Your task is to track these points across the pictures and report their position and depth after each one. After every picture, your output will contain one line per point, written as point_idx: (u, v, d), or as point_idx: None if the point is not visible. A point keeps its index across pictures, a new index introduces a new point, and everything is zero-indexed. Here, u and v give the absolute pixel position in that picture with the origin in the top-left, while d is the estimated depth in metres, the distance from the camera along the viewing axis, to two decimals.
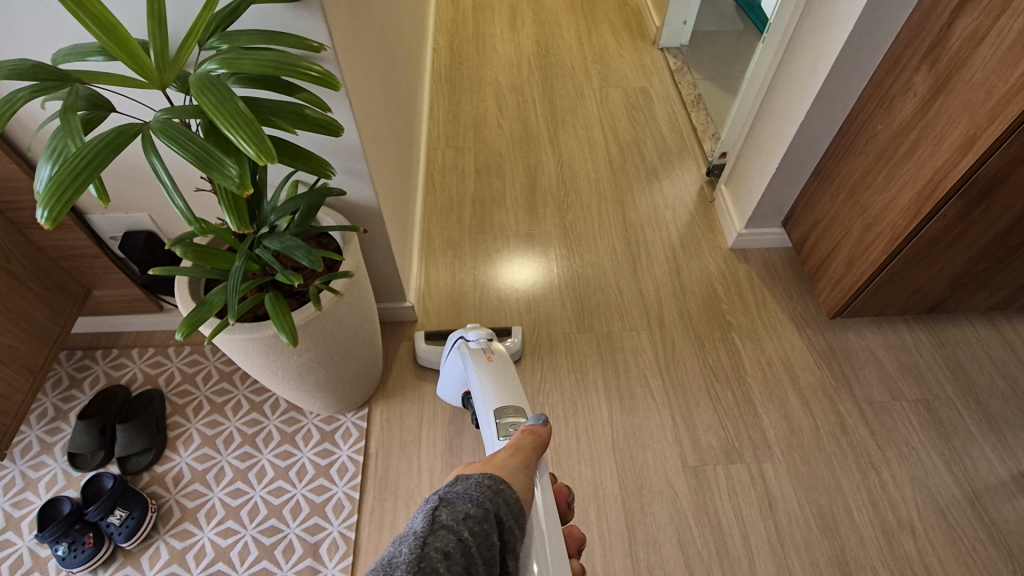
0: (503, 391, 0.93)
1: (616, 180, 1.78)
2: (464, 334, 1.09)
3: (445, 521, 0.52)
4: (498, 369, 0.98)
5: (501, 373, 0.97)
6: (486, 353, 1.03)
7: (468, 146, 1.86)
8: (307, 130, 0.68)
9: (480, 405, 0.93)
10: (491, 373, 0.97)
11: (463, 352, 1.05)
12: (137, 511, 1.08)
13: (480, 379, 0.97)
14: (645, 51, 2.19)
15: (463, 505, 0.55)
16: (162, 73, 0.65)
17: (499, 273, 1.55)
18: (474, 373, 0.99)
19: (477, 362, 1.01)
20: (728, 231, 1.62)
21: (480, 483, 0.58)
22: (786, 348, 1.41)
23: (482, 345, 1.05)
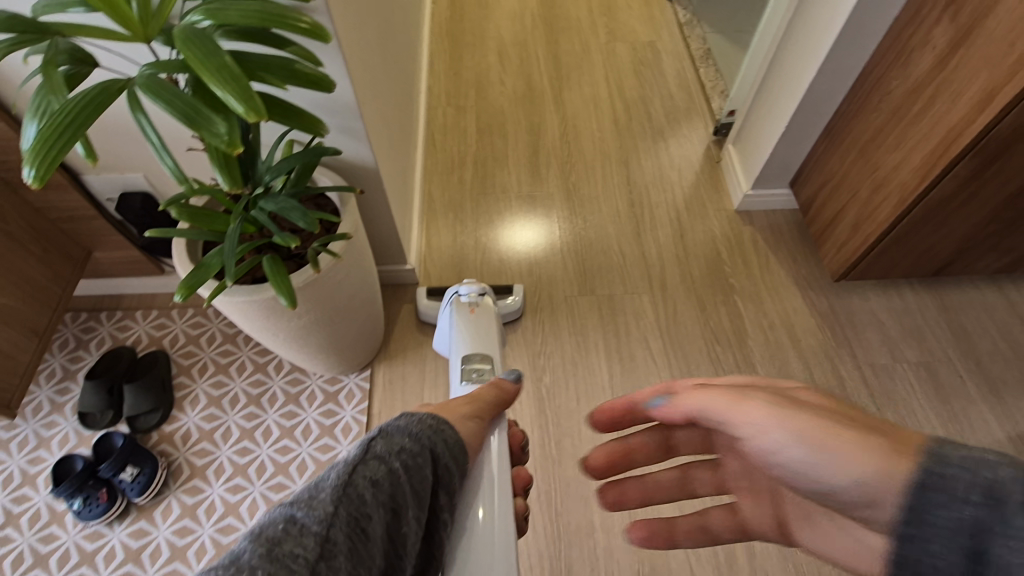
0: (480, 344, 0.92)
1: (621, 139, 1.74)
2: (459, 289, 1.09)
3: (378, 452, 0.47)
4: (479, 324, 0.98)
5: (479, 328, 0.96)
6: (469, 310, 1.03)
7: (470, 104, 1.81)
8: (299, 87, 0.65)
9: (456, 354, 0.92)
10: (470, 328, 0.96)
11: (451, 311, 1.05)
12: (148, 468, 1.11)
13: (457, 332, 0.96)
14: (654, 3, 2.10)
15: (400, 437, 0.50)
16: (146, 25, 0.62)
17: (501, 236, 1.54)
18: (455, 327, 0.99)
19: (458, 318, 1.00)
20: (734, 192, 1.59)
21: (421, 419, 0.53)
22: (789, 311, 1.40)
23: (467, 303, 1.05)
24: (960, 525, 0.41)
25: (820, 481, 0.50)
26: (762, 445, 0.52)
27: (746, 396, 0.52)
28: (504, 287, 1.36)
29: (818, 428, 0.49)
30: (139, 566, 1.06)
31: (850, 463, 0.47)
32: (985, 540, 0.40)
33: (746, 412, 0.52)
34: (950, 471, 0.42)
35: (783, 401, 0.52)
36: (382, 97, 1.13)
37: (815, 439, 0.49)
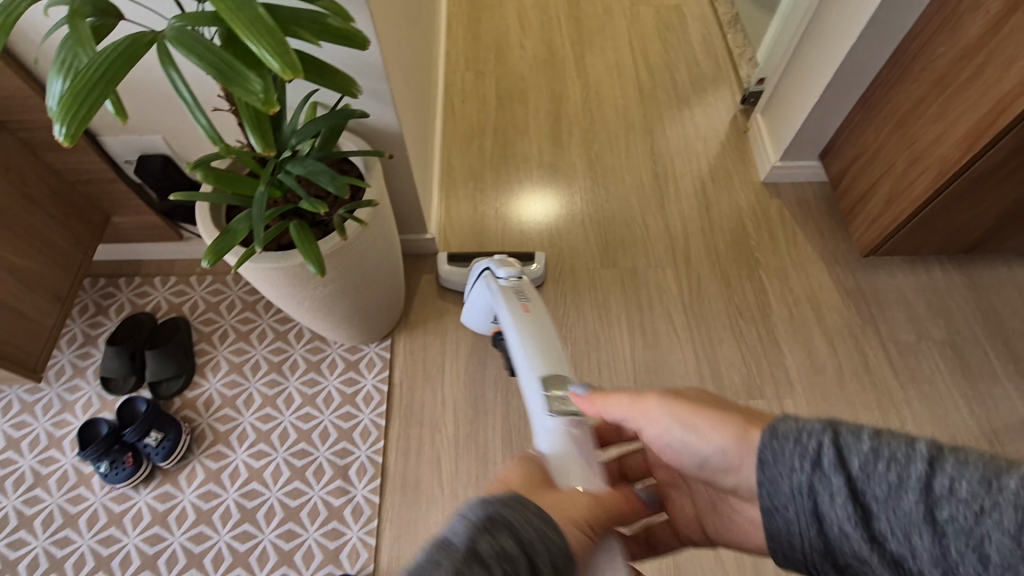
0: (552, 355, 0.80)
1: (645, 107, 1.69)
2: (493, 268, 1.05)
3: (482, 552, 0.41)
4: (538, 325, 0.88)
5: (541, 333, 0.86)
6: (522, 310, 0.93)
7: (489, 69, 1.76)
8: (332, 43, 0.62)
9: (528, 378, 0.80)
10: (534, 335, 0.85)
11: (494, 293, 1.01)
12: (172, 434, 1.12)
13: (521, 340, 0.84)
14: None
15: (507, 535, 0.43)
16: None
17: (522, 206, 1.50)
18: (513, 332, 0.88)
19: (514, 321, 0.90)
20: (761, 164, 1.54)
21: (527, 515, 0.46)
22: (815, 287, 1.38)
23: (516, 301, 0.96)
24: (799, 488, 0.50)
25: (697, 452, 0.62)
26: (652, 432, 0.65)
27: (645, 397, 0.63)
28: (526, 258, 1.34)
29: (694, 415, 0.61)
30: (166, 528, 1.07)
31: (708, 436, 0.60)
32: (815, 498, 0.49)
33: (640, 410, 0.64)
34: (783, 445, 0.51)
35: (671, 396, 0.63)
36: (405, 59, 1.09)
37: (692, 423, 0.62)
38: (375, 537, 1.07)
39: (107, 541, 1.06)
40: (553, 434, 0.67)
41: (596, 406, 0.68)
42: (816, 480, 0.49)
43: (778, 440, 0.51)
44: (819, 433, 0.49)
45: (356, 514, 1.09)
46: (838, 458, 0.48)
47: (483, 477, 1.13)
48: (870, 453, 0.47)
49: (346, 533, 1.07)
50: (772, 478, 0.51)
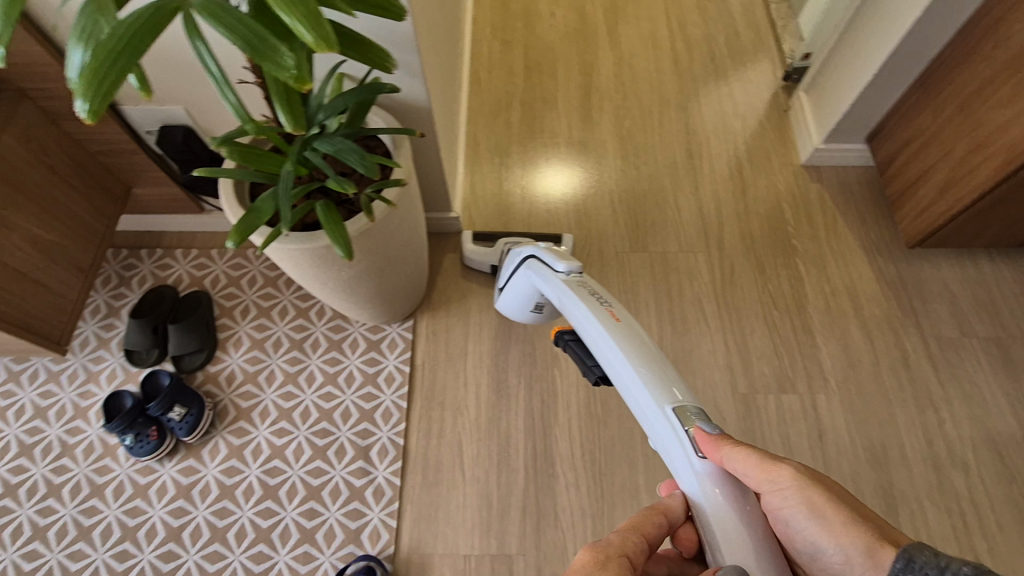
0: (661, 367, 0.73)
1: (681, 81, 1.61)
2: (556, 265, 0.97)
3: None
4: (631, 329, 0.78)
5: (636, 338, 0.77)
6: (607, 309, 0.83)
7: (517, 38, 1.68)
8: (367, 12, 0.57)
9: (636, 399, 0.73)
10: (631, 341, 0.76)
11: (558, 288, 0.94)
12: (195, 409, 1.12)
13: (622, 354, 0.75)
14: None
15: None
16: None
17: (549, 185, 1.45)
18: (606, 341, 0.78)
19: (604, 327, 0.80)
20: (803, 146, 1.47)
21: None
22: (854, 277, 1.32)
23: (597, 301, 0.86)
24: None
25: (814, 543, 0.63)
26: (772, 500, 0.64)
27: (781, 467, 0.61)
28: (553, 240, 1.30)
29: (827, 504, 0.62)
30: (190, 502, 1.08)
31: (835, 528, 0.62)
32: None
33: (772, 479, 0.62)
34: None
35: (807, 478, 0.63)
36: (434, 27, 1.03)
37: (821, 511, 0.62)
38: (397, 519, 1.07)
39: (133, 512, 1.07)
40: (705, 481, 0.63)
41: (718, 453, 0.63)
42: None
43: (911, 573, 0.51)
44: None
45: (378, 496, 1.08)
46: None
47: (505, 463, 1.12)
48: None
49: (367, 514, 1.07)
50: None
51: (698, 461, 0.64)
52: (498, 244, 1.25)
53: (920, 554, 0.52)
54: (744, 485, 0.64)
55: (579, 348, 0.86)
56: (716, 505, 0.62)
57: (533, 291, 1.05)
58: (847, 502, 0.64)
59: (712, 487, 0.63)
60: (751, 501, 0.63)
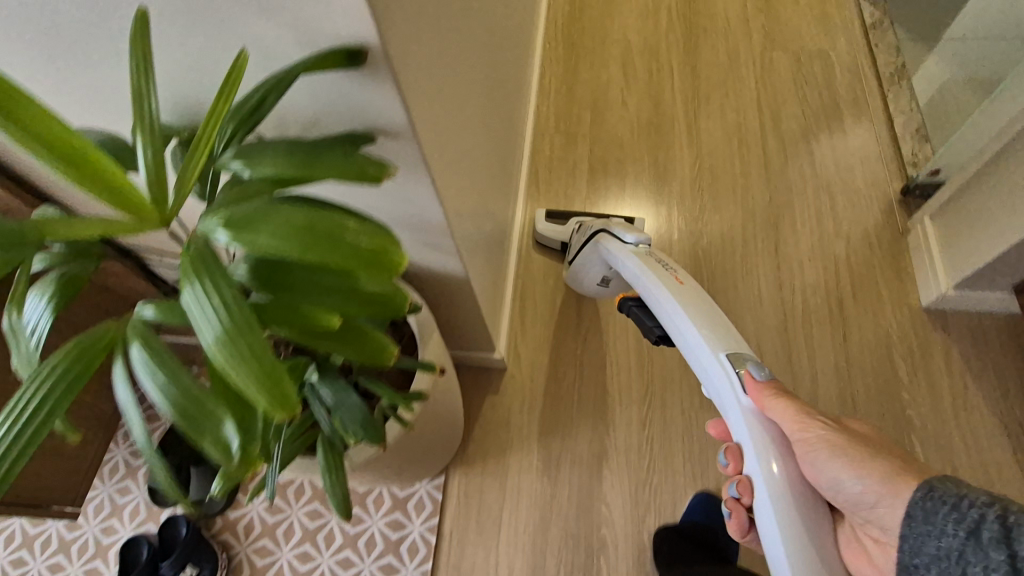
0: (722, 323, 0.82)
1: (771, 188, 1.38)
2: (623, 236, 1.04)
3: None
4: (695, 294, 0.86)
5: (698, 299, 0.86)
6: (675, 276, 0.91)
7: (583, 130, 1.53)
8: (366, 313, 0.44)
9: (693, 352, 0.82)
10: (696, 301, 0.85)
11: (621, 256, 1.01)
12: (207, 570, 1.04)
13: (683, 311, 0.84)
14: None
15: None
16: (161, 210, 0.45)
17: (609, 314, 1.28)
18: (667, 301, 0.87)
19: (668, 288, 0.88)
20: (925, 285, 1.20)
21: None
22: (989, 470, 1.06)
23: (663, 268, 0.94)
24: (947, 552, 0.59)
25: (842, 485, 0.69)
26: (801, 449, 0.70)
27: (814, 420, 0.68)
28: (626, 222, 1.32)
29: (852, 451, 0.69)
30: None
31: (863, 469, 0.69)
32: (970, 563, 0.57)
33: (803, 426, 0.69)
34: (941, 507, 0.61)
35: (835, 431, 0.70)
36: (478, 181, 0.89)
37: (850, 460, 0.69)
38: None
39: None
40: (749, 420, 0.73)
41: (761, 400, 0.72)
42: (967, 548, 0.57)
43: (932, 501, 0.62)
44: (982, 507, 0.57)
45: None
46: (1001, 534, 0.54)
47: None
48: (955, 503, 0.60)
49: None
50: (919, 535, 0.62)
51: (744, 399, 0.74)
52: (569, 222, 1.31)
53: (941, 486, 0.63)
54: (778, 430, 0.72)
55: (640, 313, 0.96)
56: (757, 440, 0.72)
57: (601, 263, 1.12)
58: (879, 450, 0.71)
59: (753, 425, 0.73)
60: (787, 447, 0.71)
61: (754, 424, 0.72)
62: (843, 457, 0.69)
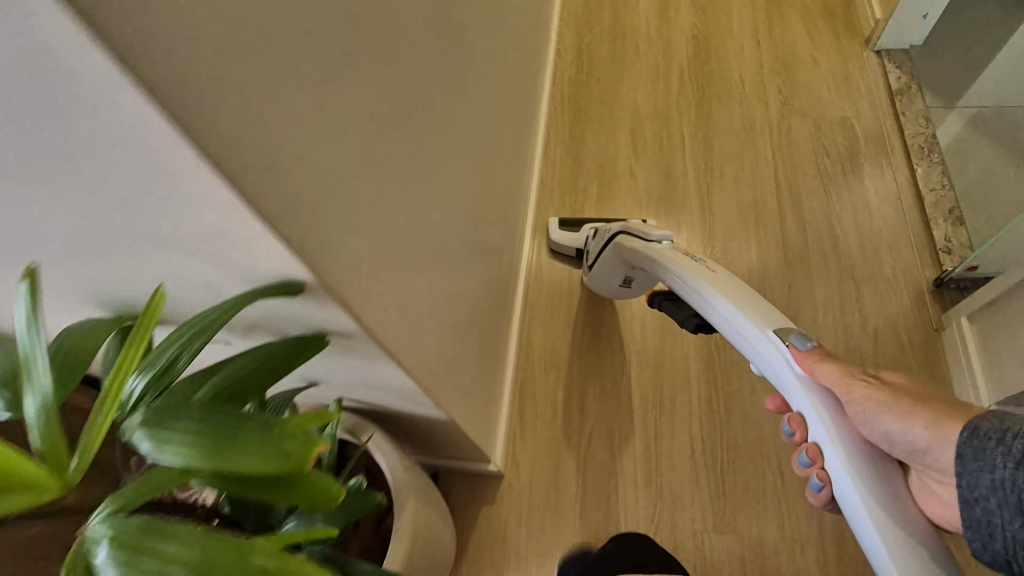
0: (761, 304, 0.86)
1: (790, 272, 1.29)
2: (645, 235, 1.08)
3: None
4: (725, 279, 0.91)
5: (729, 282, 0.90)
6: (706, 267, 0.95)
7: (589, 206, 1.46)
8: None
9: (738, 335, 0.86)
10: (731, 287, 0.89)
11: (645, 251, 1.06)
12: None
13: (721, 297, 0.88)
14: (851, 55, 1.56)
15: None
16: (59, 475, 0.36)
17: (614, 415, 1.19)
18: (701, 288, 0.91)
19: (700, 278, 0.93)
20: (960, 394, 1.11)
21: None
22: None
23: (689, 258, 0.99)
24: (1003, 485, 0.56)
25: (891, 433, 0.75)
26: (854, 409, 0.76)
27: (856, 380, 0.74)
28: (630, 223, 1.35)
29: (895, 402, 0.74)
30: None
31: (907, 418, 0.74)
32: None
33: (847, 386, 0.75)
34: (987, 443, 0.58)
35: (878, 390, 0.75)
36: (466, 311, 0.83)
37: (898, 411, 0.74)
38: None
39: None
40: (803, 390, 0.77)
41: (809, 367, 0.77)
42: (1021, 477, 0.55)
43: (979, 439, 0.59)
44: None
45: None
46: None
47: None
48: (1000, 438, 0.58)
49: None
50: (972, 471, 0.59)
51: (794, 370, 0.78)
52: (583, 229, 1.34)
53: (985, 422, 0.60)
54: (830, 394, 0.77)
55: (676, 307, 1.00)
56: (816, 406, 0.75)
57: (618, 266, 1.17)
58: (918, 395, 0.77)
59: (807, 394, 0.76)
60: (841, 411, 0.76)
61: (810, 390, 0.76)
62: (885, 409, 0.74)
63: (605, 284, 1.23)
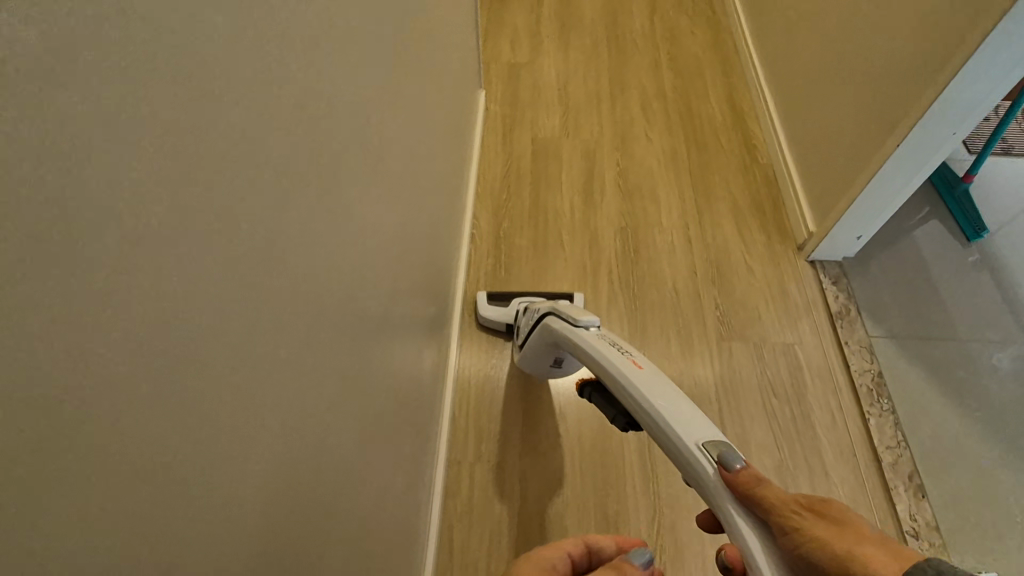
0: (682, 403, 0.82)
1: None
2: (577, 319, 1.08)
3: None
4: (653, 376, 0.87)
5: (658, 380, 0.87)
6: (632, 361, 0.92)
7: None
8: None
9: (667, 437, 0.79)
10: (653, 384, 0.86)
11: (575, 338, 1.05)
12: None
13: (643, 397, 0.85)
14: (785, 263, 1.46)
15: None
16: None
17: None
18: (629, 384, 0.88)
19: (625, 373, 0.91)
20: None
21: None
22: None
23: (614, 349, 0.98)
24: None
25: None
26: (791, 547, 0.58)
27: (788, 509, 0.59)
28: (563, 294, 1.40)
29: (834, 541, 0.57)
30: None
31: (848, 559, 0.56)
32: None
33: (782, 514, 0.60)
34: None
35: (819, 527, 0.58)
36: None
37: (839, 554, 0.57)
38: None
39: None
40: (734, 512, 0.64)
41: (742, 486, 0.65)
42: None
43: None
44: None
45: None
46: None
47: None
48: None
49: None
50: None
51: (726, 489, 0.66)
52: (511, 305, 1.38)
53: None
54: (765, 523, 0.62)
55: (603, 401, 0.99)
56: (745, 533, 0.62)
57: (548, 349, 1.20)
58: (871, 540, 0.58)
59: (740, 517, 0.64)
60: (779, 547, 0.60)
61: (741, 512, 0.64)
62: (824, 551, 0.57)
63: (535, 364, 1.27)
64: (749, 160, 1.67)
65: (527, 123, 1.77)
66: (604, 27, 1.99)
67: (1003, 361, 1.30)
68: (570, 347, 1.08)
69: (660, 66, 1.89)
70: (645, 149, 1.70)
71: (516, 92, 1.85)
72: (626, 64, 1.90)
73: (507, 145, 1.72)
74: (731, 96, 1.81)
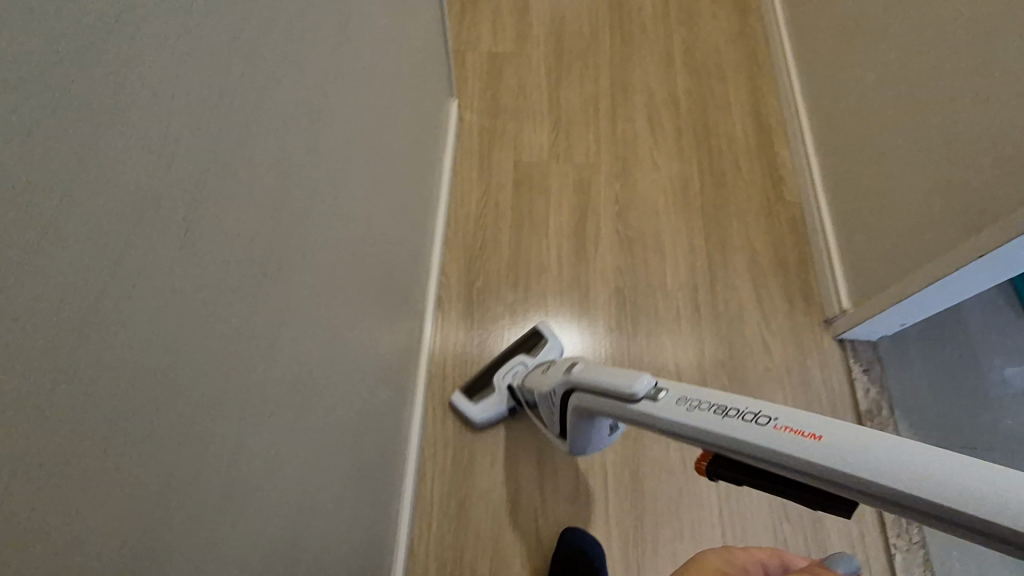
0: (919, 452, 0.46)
1: None
2: (639, 388, 0.71)
3: None
4: (861, 437, 0.50)
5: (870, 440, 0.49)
6: (771, 426, 0.56)
7: None
8: None
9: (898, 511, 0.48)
10: (859, 454, 0.49)
11: (659, 416, 0.68)
12: None
13: (854, 474, 0.48)
14: (809, 342, 1.24)
15: None
16: None
17: None
18: (828, 455, 0.51)
19: (797, 454, 0.53)
20: None
21: None
22: None
23: (711, 413, 0.62)
24: None
25: None
26: None
27: None
28: (533, 338, 1.19)
29: None
30: None
31: None
32: None
33: None
34: None
35: None
36: None
37: None
38: None
39: None
40: None
41: None
42: None
43: None
44: None
45: None
46: None
47: None
48: None
49: None
50: None
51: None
52: (498, 384, 1.15)
53: None
54: None
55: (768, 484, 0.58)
56: None
57: (597, 422, 0.87)
58: None
59: None
60: None
61: None
62: None
63: (588, 447, 0.94)
64: (776, 197, 1.39)
65: (509, 139, 1.45)
66: (606, 6, 1.62)
67: (1014, 377, 1.18)
68: (660, 417, 0.68)
69: (673, 61, 1.54)
70: (651, 178, 1.41)
71: (496, 94, 1.50)
72: (632, 58, 1.54)
73: (484, 172, 1.42)
74: (757, 106, 1.49)
